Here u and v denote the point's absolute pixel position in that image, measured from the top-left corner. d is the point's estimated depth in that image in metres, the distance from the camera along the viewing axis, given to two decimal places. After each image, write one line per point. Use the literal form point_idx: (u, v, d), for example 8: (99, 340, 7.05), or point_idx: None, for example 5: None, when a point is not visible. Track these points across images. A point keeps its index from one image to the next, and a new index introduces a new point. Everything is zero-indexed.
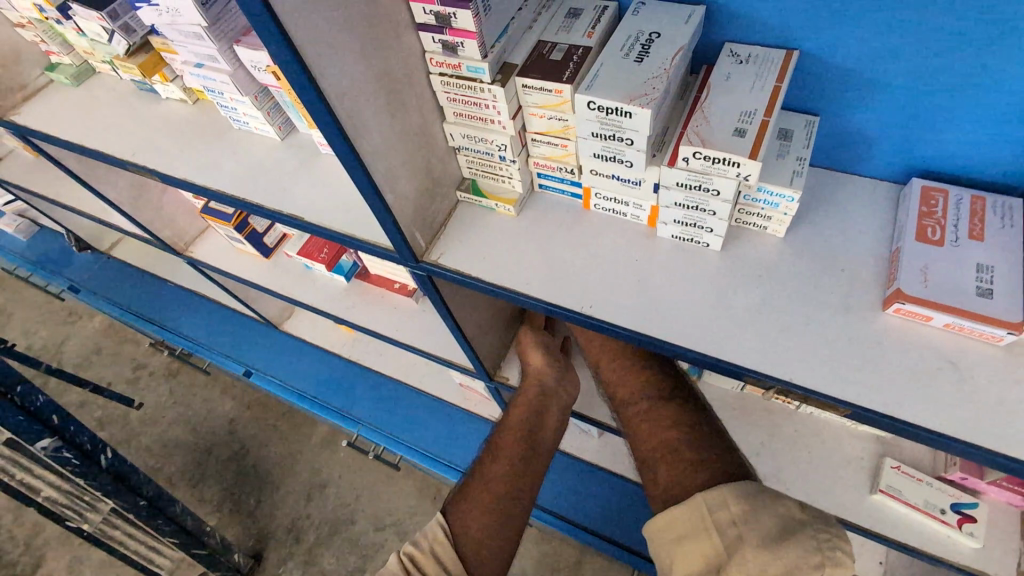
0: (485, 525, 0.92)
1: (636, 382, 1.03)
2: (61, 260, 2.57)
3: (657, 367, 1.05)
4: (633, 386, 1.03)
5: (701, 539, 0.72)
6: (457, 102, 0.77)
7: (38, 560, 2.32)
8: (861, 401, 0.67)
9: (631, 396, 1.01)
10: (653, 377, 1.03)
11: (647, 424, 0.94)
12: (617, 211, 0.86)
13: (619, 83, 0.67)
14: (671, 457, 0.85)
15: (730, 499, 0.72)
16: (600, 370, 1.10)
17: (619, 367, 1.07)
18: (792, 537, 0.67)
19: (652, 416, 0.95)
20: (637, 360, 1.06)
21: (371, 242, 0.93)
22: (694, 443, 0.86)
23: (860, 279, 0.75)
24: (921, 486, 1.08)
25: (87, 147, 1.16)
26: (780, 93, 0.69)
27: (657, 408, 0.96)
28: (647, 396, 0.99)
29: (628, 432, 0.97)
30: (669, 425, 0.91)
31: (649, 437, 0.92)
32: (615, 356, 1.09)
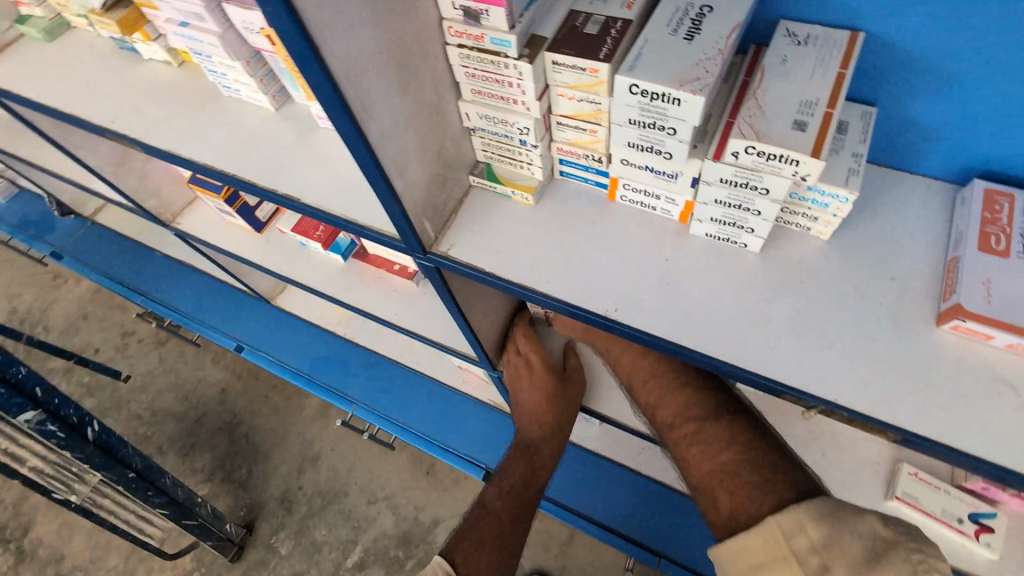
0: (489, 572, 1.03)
1: (678, 403, 1.02)
2: (42, 224, 2.46)
3: (691, 384, 1.04)
4: (676, 407, 1.02)
5: (780, 567, 0.69)
6: (477, 78, 0.68)
7: (26, 524, 2.30)
8: (913, 426, 0.62)
9: (674, 419, 1.01)
10: (682, 395, 1.03)
11: (697, 449, 0.93)
12: (645, 205, 0.78)
13: (665, 64, 0.59)
14: (729, 484, 0.84)
15: (808, 523, 0.69)
16: (640, 392, 1.11)
17: (656, 389, 1.08)
18: (882, 561, 0.63)
19: (691, 444, 0.94)
20: (672, 380, 1.06)
21: (374, 229, 0.85)
22: (748, 466, 0.84)
23: (911, 290, 0.69)
24: (939, 495, 1.05)
25: (59, 109, 1.05)
26: (843, 82, 0.62)
27: (701, 432, 0.95)
28: (682, 421, 0.99)
29: (678, 456, 0.97)
30: (721, 447, 0.90)
31: (703, 462, 0.90)
32: (650, 376, 1.09)
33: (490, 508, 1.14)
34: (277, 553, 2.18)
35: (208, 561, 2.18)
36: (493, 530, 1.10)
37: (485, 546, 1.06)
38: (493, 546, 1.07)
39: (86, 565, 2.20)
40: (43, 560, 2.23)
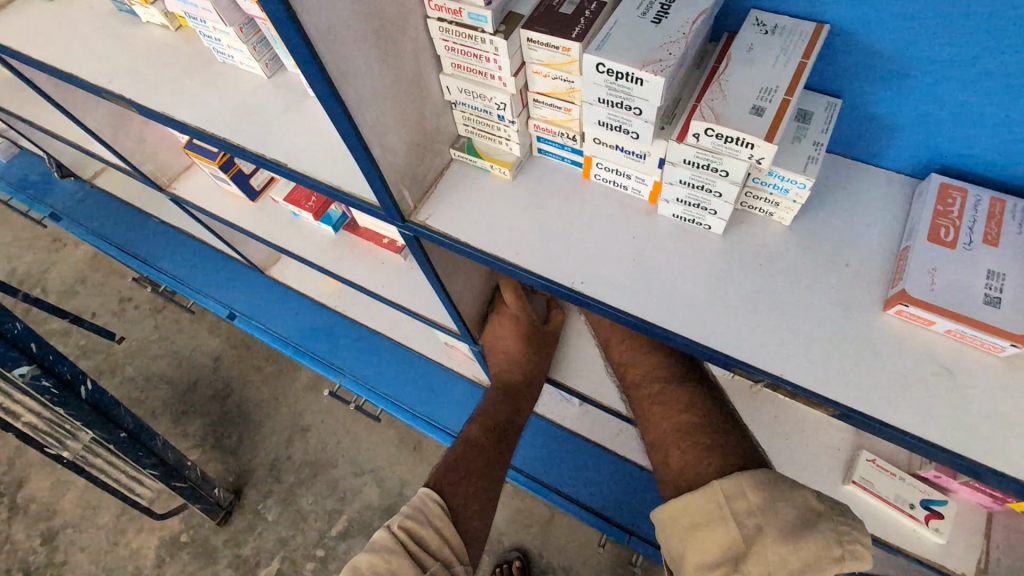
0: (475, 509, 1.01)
1: (647, 363, 1.06)
2: (42, 185, 2.49)
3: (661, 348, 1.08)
4: (645, 367, 1.06)
5: (718, 529, 0.74)
6: (456, 52, 0.71)
7: (19, 480, 2.35)
8: (851, 403, 0.65)
9: (642, 378, 1.05)
10: (652, 357, 1.07)
11: (658, 408, 0.97)
12: (617, 184, 0.81)
13: (632, 45, 0.61)
14: (682, 444, 0.88)
15: (749, 489, 0.75)
16: (613, 352, 1.14)
17: (628, 347, 1.11)
18: (812, 528, 0.71)
19: (654, 403, 0.99)
20: (644, 342, 1.10)
21: (357, 196, 0.88)
22: (703, 430, 0.89)
23: (863, 276, 0.73)
24: (893, 481, 1.10)
25: (58, 68, 1.07)
26: (804, 71, 0.64)
27: (662, 393, 0.99)
28: (651, 381, 1.03)
29: (641, 412, 1.01)
30: (679, 409, 0.94)
31: (661, 421, 0.95)
32: (624, 335, 1.13)
33: (477, 445, 1.13)
34: (263, 519, 2.23)
35: (196, 523, 2.24)
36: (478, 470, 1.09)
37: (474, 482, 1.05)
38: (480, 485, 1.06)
39: (78, 522, 2.27)
40: (36, 515, 2.29)
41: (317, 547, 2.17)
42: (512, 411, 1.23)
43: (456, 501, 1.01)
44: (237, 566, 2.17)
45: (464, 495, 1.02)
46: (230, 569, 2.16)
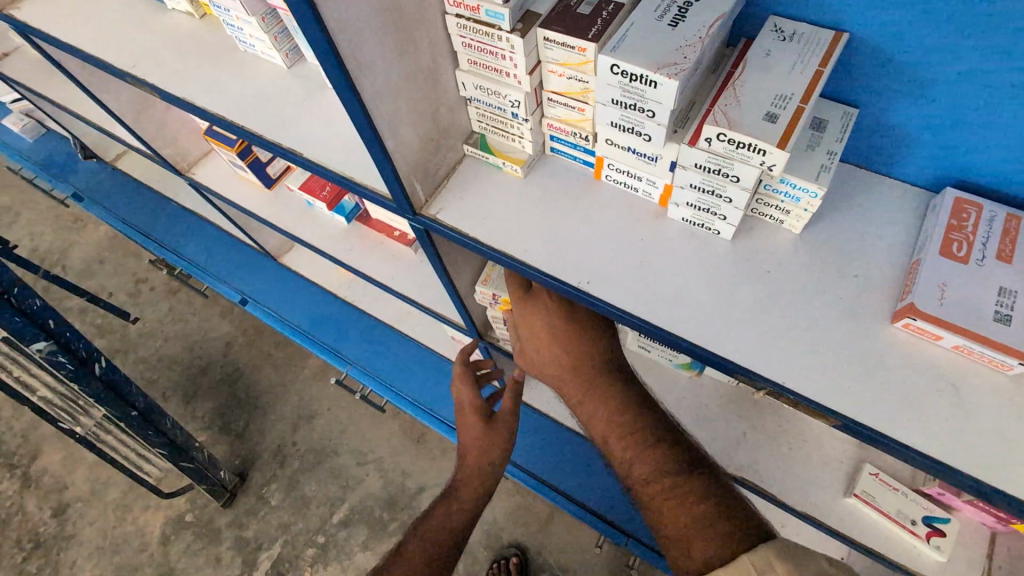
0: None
1: (653, 456, 0.89)
2: (66, 166, 2.54)
3: (658, 431, 0.92)
4: (652, 460, 0.89)
5: None
6: (472, 48, 0.71)
7: (33, 453, 2.41)
8: (854, 414, 0.65)
9: (649, 473, 0.88)
10: (648, 442, 0.91)
11: (669, 501, 0.84)
12: (628, 185, 0.81)
13: (647, 47, 0.61)
14: (693, 539, 0.78)
15: (776, 561, 0.69)
16: (612, 447, 0.94)
17: (619, 443, 0.93)
18: None
19: (658, 491, 0.86)
20: (638, 425, 0.93)
21: (370, 188, 0.89)
22: (713, 525, 0.78)
23: (872, 287, 0.72)
24: (896, 496, 1.09)
25: (85, 52, 1.10)
26: (820, 80, 0.64)
27: (668, 484, 0.85)
28: (650, 475, 0.88)
29: (654, 514, 0.85)
30: (695, 500, 0.82)
31: (672, 514, 0.82)
32: (611, 424, 0.95)
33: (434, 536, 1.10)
34: (267, 503, 2.26)
35: (201, 504, 2.28)
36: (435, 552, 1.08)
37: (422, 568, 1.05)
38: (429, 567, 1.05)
39: (87, 497, 2.32)
40: (47, 488, 2.34)
41: (318, 534, 2.20)
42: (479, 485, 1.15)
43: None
44: (240, 548, 2.20)
45: None
46: (232, 551, 2.20)
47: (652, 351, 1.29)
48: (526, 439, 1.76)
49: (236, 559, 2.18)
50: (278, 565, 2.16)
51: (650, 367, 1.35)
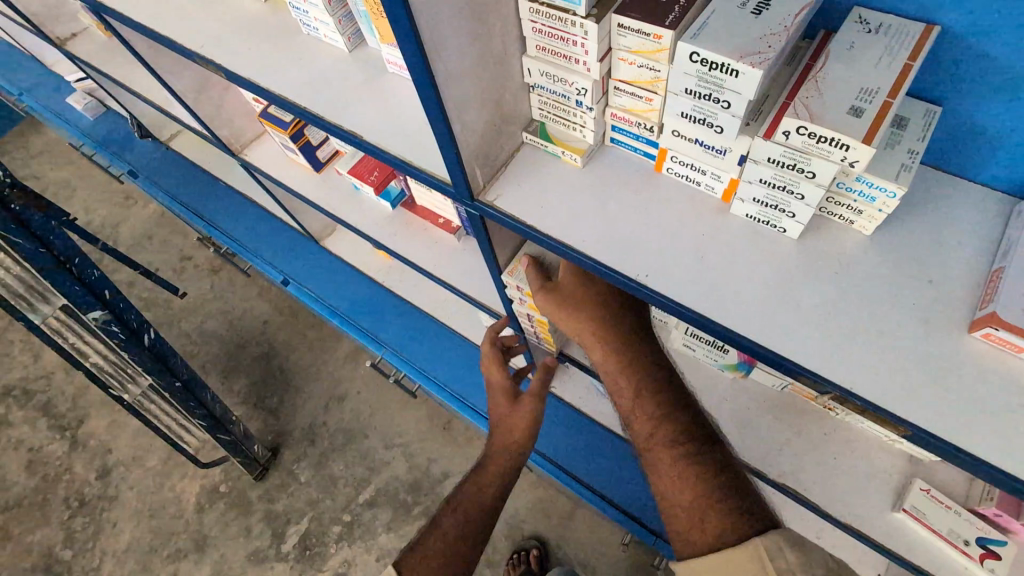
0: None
1: (677, 422, 0.88)
2: (123, 144, 2.64)
3: (675, 391, 0.92)
4: (676, 425, 0.88)
5: None
6: (543, 34, 0.71)
7: (81, 416, 2.53)
8: (924, 423, 0.62)
9: (671, 436, 0.87)
10: (665, 402, 0.90)
11: (685, 467, 0.84)
12: (690, 179, 0.80)
13: (729, 36, 0.60)
14: (701, 514, 0.79)
15: (789, 547, 0.70)
16: (638, 407, 0.92)
17: (634, 402, 0.92)
18: None
19: (667, 454, 0.86)
20: (663, 386, 0.92)
21: (427, 171, 0.90)
22: (721, 504, 0.79)
23: (948, 294, 0.69)
24: (948, 514, 1.04)
25: (155, 31, 1.13)
26: (909, 74, 0.61)
27: (678, 449, 0.85)
28: (661, 439, 0.87)
29: (668, 479, 0.85)
30: (713, 471, 0.83)
31: (689, 481, 0.83)
32: (627, 383, 0.94)
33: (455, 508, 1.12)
34: (297, 479, 2.33)
35: (235, 476, 2.36)
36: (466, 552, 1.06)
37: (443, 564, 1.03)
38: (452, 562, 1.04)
39: (130, 461, 2.43)
40: (93, 450, 2.46)
41: (345, 512, 2.25)
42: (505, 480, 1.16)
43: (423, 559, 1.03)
44: (269, 520, 2.27)
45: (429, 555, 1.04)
46: (262, 523, 2.27)
47: (696, 349, 1.26)
48: (556, 432, 1.76)
49: (266, 531, 2.25)
50: (305, 539, 2.22)
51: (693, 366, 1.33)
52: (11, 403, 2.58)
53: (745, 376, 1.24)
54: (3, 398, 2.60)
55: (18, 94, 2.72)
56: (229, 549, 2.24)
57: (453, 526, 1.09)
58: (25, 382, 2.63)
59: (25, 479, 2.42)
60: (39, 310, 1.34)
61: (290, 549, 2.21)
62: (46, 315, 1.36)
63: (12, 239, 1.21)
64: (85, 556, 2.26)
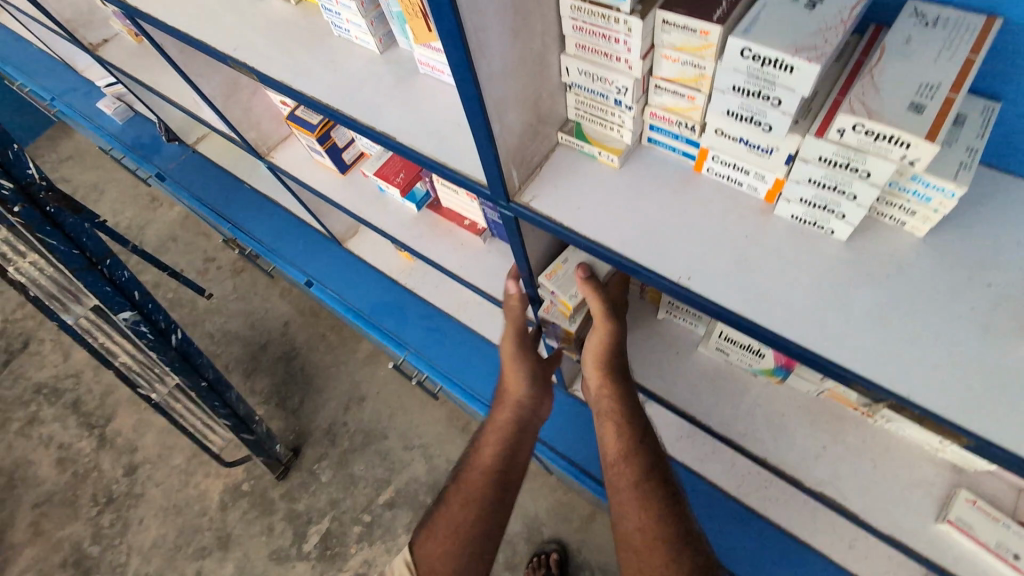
0: (451, 566, 0.91)
1: (650, 469, 0.97)
2: (151, 147, 2.69)
3: (652, 445, 1.01)
4: (650, 472, 0.96)
5: None
6: (584, 32, 0.70)
7: (109, 414, 2.58)
8: (988, 434, 0.59)
9: (644, 480, 0.94)
10: (648, 449, 1.00)
11: (651, 510, 0.90)
12: (731, 179, 0.78)
13: (782, 31, 0.59)
14: (676, 555, 0.84)
15: None
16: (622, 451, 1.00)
17: (630, 442, 1.01)
18: None
19: (650, 494, 0.93)
20: (644, 437, 1.02)
21: (461, 172, 0.89)
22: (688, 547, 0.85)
23: (1010, 297, 0.66)
24: (997, 527, 0.99)
25: (188, 34, 1.14)
26: (971, 69, 0.59)
27: (656, 492, 0.93)
28: (646, 479, 0.95)
29: (635, 518, 0.90)
30: (676, 519, 0.89)
31: (655, 524, 0.88)
32: (624, 420, 1.04)
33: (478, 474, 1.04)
34: (318, 479, 2.34)
35: (258, 475, 2.38)
36: (471, 521, 0.97)
37: (448, 535, 0.95)
38: (458, 536, 0.94)
39: (155, 458, 2.47)
40: (120, 448, 2.51)
41: (364, 513, 2.25)
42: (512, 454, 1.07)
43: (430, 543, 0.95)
44: (291, 519, 2.29)
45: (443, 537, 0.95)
46: (284, 522, 2.29)
47: (730, 353, 1.23)
48: (578, 434, 1.75)
49: (287, 530, 2.27)
50: (326, 539, 2.23)
51: (724, 370, 1.30)
52: (42, 401, 2.65)
53: (780, 381, 1.21)
54: (34, 396, 2.66)
55: (51, 99, 2.79)
56: (251, 547, 2.26)
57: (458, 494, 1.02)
58: (55, 381, 2.70)
59: (55, 476, 2.47)
60: (72, 311, 1.36)
61: (312, 549, 2.22)
62: (79, 316, 1.38)
63: (47, 241, 1.22)
64: (112, 552, 2.30)
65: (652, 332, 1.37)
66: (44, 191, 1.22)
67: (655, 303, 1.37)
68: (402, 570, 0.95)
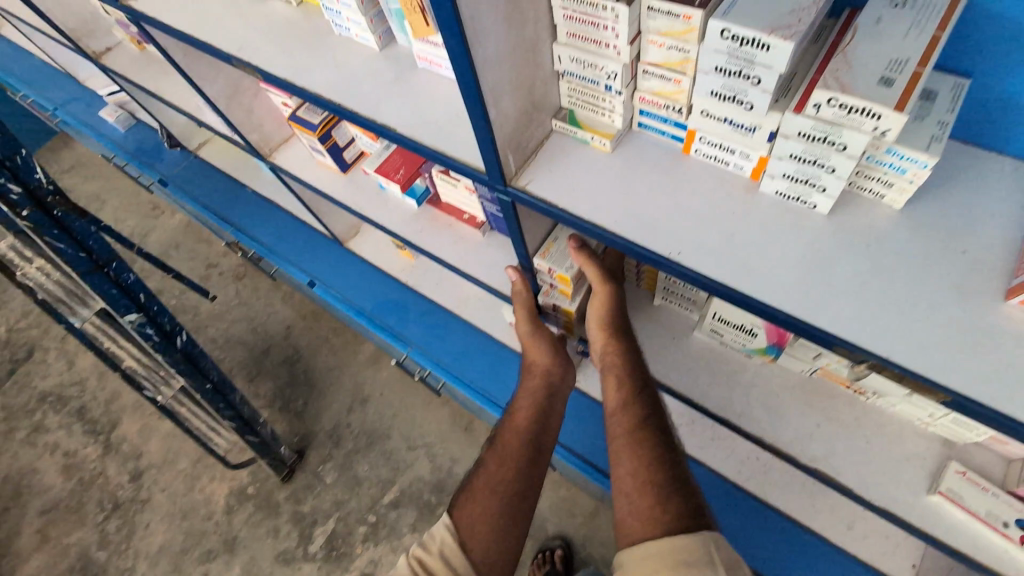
0: (495, 521, 0.92)
1: (645, 417, 1.00)
2: (153, 154, 2.73)
3: (649, 397, 1.05)
4: (645, 421, 0.99)
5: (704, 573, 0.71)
6: (574, 20, 0.74)
7: (114, 421, 2.61)
8: (965, 390, 0.62)
9: (639, 428, 0.98)
10: (645, 399, 1.04)
11: (643, 455, 0.92)
12: (718, 160, 0.81)
13: (759, 13, 0.63)
14: (666, 493, 0.84)
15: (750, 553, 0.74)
16: (620, 403, 1.04)
17: (627, 392, 1.05)
18: None
19: (643, 439, 0.95)
20: (643, 391, 1.06)
21: (460, 161, 0.92)
22: (677, 482, 0.86)
23: (983, 263, 0.70)
24: (986, 496, 1.02)
25: (194, 36, 1.18)
26: (938, 45, 0.62)
27: (649, 437, 0.96)
28: (641, 426, 0.98)
29: (630, 461, 0.92)
30: (668, 461, 0.90)
31: (648, 465, 0.90)
32: (625, 376, 1.09)
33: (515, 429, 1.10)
34: (322, 481, 2.36)
35: (263, 477, 2.41)
36: (507, 482, 0.98)
37: (487, 491, 0.97)
38: (497, 490, 0.96)
39: (161, 463, 2.49)
40: (126, 454, 2.53)
41: (369, 513, 2.28)
42: (545, 411, 1.14)
43: (468, 502, 0.96)
44: (297, 521, 2.31)
45: (484, 496, 0.96)
46: (290, 523, 2.31)
47: (725, 335, 1.27)
48: (579, 425, 1.78)
49: (293, 531, 2.29)
50: (331, 540, 2.25)
51: (720, 353, 1.33)
52: (47, 409, 2.67)
53: (773, 360, 1.24)
54: (40, 404, 2.69)
55: (53, 109, 2.83)
56: (258, 550, 2.28)
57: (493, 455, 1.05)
58: (60, 389, 2.73)
59: (62, 483, 2.50)
60: (79, 313, 1.39)
61: (318, 550, 2.24)
62: (86, 318, 1.41)
63: (55, 243, 1.25)
64: (120, 556, 2.33)
65: (649, 318, 1.41)
66: (51, 195, 1.26)
67: (651, 289, 1.41)
68: (442, 535, 0.91)
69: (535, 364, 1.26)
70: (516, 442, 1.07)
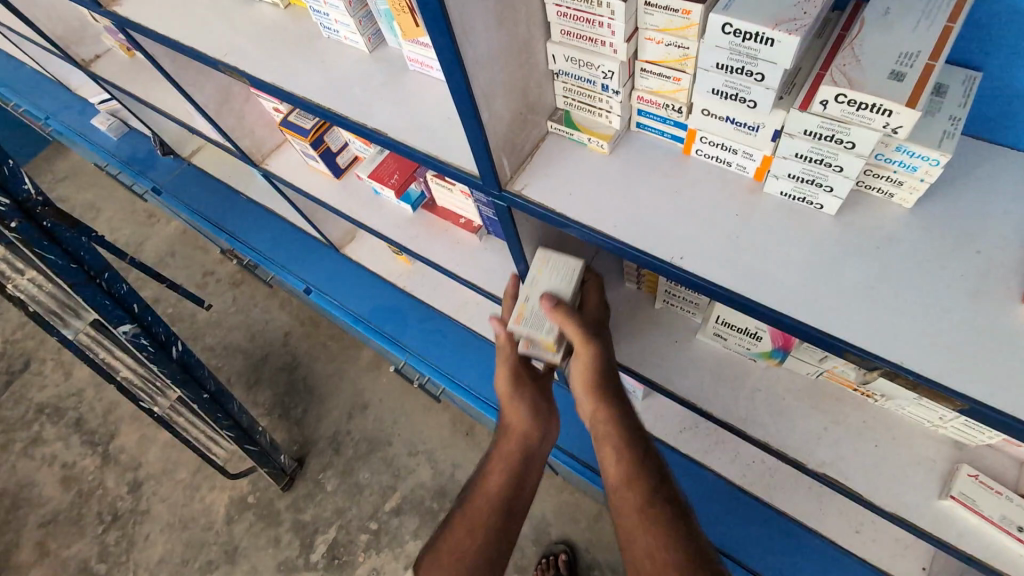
0: None
1: (651, 491, 0.91)
2: (146, 162, 2.71)
3: (653, 464, 0.95)
4: (652, 496, 0.90)
5: None
6: (568, 18, 0.71)
7: (112, 431, 2.58)
8: (982, 396, 0.60)
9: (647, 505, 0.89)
10: (649, 470, 0.94)
11: (657, 538, 0.84)
12: (720, 160, 0.79)
13: (761, 7, 0.60)
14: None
15: None
16: (624, 475, 0.94)
17: (628, 467, 0.94)
18: None
19: (654, 519, 0.86)
20: (644, 459, 0.95)
21: (453, 165, 0.90)
22: (694, 574, 0.79)
23: (997, 262, 0.67)
24: (998, 500, 0.99)
25: (180, 42, 1.15)
26: (949, 37, 0.59)
27: (661, 514, 0.87)
28: (649, 502, 0.89)
29: (642, 545, 0.84)
30: (683, 538, 0.84)
31: (664, 551, 0.82)
32: (621, 443, 0.98)
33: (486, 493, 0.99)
34: (323, 489, 2.33)
35: (262, 487, 2.38)
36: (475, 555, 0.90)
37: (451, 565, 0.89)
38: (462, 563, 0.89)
39: (159, 474, 2.46)
40: (124, 465, 2.50)
41: (371, 521, 2.25)
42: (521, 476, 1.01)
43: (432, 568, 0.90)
44: (298, 530, 2.28)
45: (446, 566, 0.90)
46: (290, 533, 2.28)
47: (728, 338, 1.24)
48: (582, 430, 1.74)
49: (294, 541, 2.26)
50: (333, 549, 2.22)
51: (724, 356, 1.31)
52: (44, 421, 2.64)
53: (778, 364, 1.22)
54: (36, 416, 2.66)
55: (45, 118, 2.80)
56: (259, 560, 2.25)
57: (462, 520, 0.96)
58: (57, 401, 2.69)
59: (60, 495, 2.46)
60: (72, 325, 1.36)
61: (319, 559, 2.21)
62: (79, 330, 1.37)
63: (46, 255, 1.21)
64: (119, 569, 2.29)
65: (650, 321, 1.38)
66: (41, 206, 1.23)
67: (652, 292, 1.38)
68: None
69: (510, 423, 1.09)
70: (487, 523, 0.95)
